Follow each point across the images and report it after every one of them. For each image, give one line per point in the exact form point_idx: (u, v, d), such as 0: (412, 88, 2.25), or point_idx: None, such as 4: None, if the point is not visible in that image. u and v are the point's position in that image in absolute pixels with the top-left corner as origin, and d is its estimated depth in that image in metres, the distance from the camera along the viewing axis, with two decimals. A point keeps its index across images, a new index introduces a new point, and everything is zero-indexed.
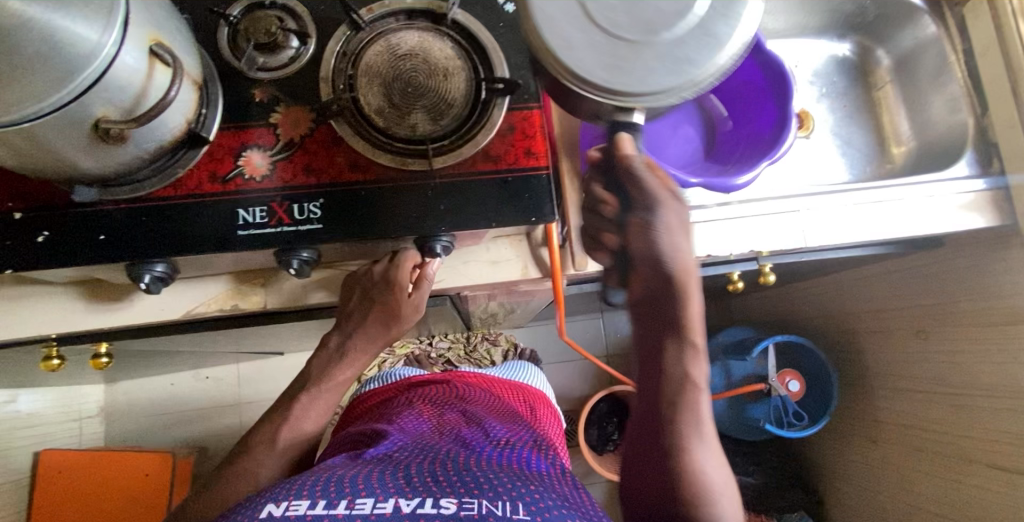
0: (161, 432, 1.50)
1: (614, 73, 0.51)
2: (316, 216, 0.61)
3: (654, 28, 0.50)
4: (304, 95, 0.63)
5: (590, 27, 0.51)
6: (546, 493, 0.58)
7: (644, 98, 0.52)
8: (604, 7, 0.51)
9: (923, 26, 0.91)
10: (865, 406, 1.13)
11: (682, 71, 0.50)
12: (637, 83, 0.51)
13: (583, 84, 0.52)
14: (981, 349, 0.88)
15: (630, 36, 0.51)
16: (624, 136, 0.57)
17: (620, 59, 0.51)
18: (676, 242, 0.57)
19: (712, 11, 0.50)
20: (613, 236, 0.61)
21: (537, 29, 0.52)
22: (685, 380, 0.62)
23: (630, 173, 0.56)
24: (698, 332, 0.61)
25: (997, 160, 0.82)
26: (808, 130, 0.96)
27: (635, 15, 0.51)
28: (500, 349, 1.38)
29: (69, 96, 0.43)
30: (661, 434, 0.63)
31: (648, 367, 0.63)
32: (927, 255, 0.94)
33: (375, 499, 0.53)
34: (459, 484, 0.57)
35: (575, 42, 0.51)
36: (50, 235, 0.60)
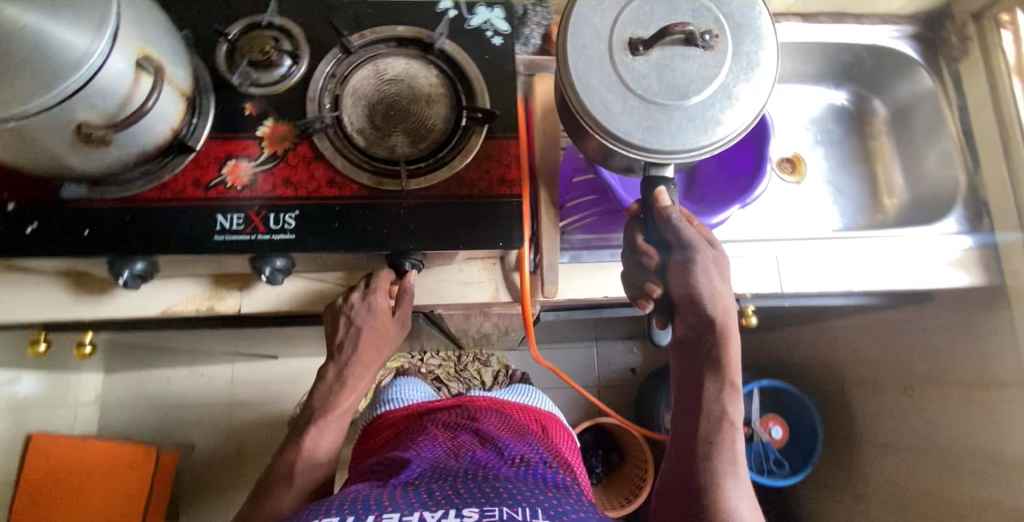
0: (144, 428, 1.46)
1: (649, 135, 0.53)
2: (291, 227, 0.63)
3: (683, 94, 0.54)
4: (291, 111, 0.66)
5: (625, 92, 0.54)
6: (562, 500, 0.63)
7: (679, 156, 0.55)
8: (638, 73, 0.54)
9: (919, 80, 0.93)
10: (848, 458, 1.11)
11: (710, 131, 0.53)
12: (671, 144, 0.53)
13: (620, 144, 0.54)
14: (971, 407, 0.86)
15: (660, 101, 0.54)
16: (662, 190, 0.59)
17: (653, 120, 0.54)
18: (713, 288, 0.61)
19: (734, 77, 0.54)
20: (659, 286, 0.62)
21: (576, 94, 0.54)
22: (721, 417, 0.62)
23: (668, 225, 0.60)
24: (735, 372, 0.63)
25: (987, 216, 0.84)
26: (800, 176, 0.97)
27: (665, 81, 0.54)
28: (492, 370, 1.36)
29: (54, 100, 0.46)
30: (696, 471, 0.61)
31: (686, 403, 0.64)
32: (920, 308, 0.93)
33: (400, 513, 0.57)
34: (483, 494, 0.61)
35: (613, 106, 0.54)
36: (38, 227, 0.61)
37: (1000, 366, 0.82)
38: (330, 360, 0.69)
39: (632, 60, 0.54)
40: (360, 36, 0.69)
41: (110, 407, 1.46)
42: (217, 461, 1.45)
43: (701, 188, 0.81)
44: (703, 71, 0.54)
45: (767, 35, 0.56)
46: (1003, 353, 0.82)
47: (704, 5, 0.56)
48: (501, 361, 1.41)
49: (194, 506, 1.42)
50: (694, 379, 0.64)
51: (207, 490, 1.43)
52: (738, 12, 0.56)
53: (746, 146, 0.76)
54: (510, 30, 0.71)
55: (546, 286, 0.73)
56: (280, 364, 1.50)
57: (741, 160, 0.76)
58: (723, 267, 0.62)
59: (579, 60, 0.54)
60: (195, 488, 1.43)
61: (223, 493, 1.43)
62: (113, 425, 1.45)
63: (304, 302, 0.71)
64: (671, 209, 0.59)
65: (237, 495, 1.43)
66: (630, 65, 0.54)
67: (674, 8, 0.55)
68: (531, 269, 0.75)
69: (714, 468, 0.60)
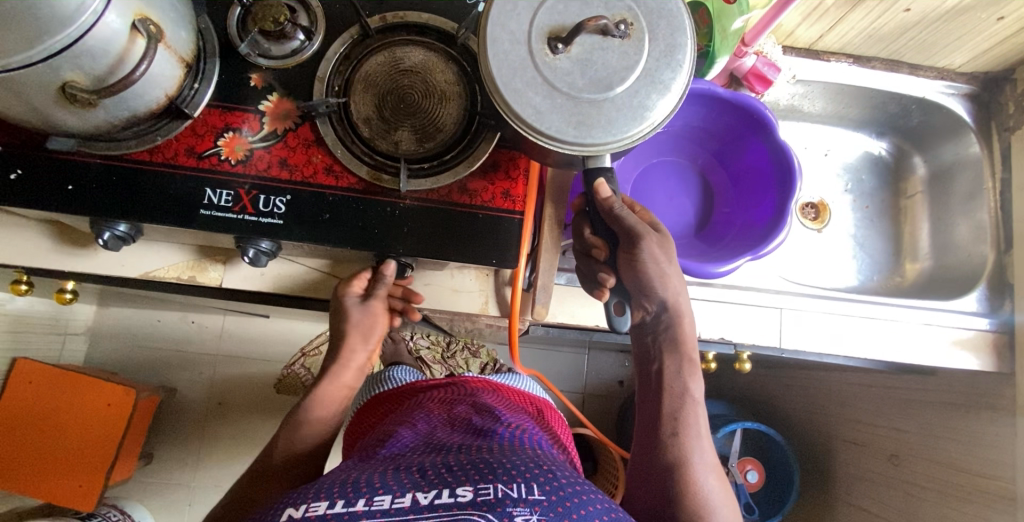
0: (129, 366, 1.46)
1: (584, 129, 0.49)
2: (280, 212, 0.61)
3: (608, 85, 0.49)
4: (298, 90, 0.63)
5: (551, 92, 0.49)
6: (560, 473, 0.55)
7: (614, 148, 0.50)
8: (562, 71, 0.49)
9: (966, 144, 0.88)
10: (820, 514, 1.09)
11: (641, 117, 0.49)
12: (606, 137, 0.49)
13: (556, 145, 0.50)
14: (955, 492, 0.83)
15: (587, 96, 0.49)
16: (602, 181, 0.56)
17: (585, 116, 0.49)
18: (663, 272, 0.60)
19: (657, 60, 0.50)
20: (611, 275, 0.60)
21: (504, 101, 0.49)
22: (682, 393, 0.63)
23: (612, 215, 0.57)
24: (693, 347, 0.64)
25: (1009, 300, 0.80)
26: (822, 223, 0.93)
27: (589, 75, 0.49)
28: (480, 361, 1.32)
29: (38, 57, 0.44)
30: (665, 448, 0.62)
31: (647, 385, 0.65)
32: (925, 381, 0.90)
33: (392, 495, 0.48)
34: (477, 468, 0.53)
35: (542, 108, 0.49)
36: (22, 175, 0.59)
37: (990, 458, 0.79)
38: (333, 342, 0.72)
39: (553, 58, 0.49)
40: (381, 18, 0.65)
41: (98, 339, 1.46)
42: (196, 410, 1.46)
43: (715, 228, 0.78)
44: (624, 60, 0.49)
45: (684, 12, 0.51)
46: (997, 446, 0.79)
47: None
48: (490, 354, 1.39)
49: (168, 450, 1.44)
50: (653, 362, 0.64)
51: (183, 436, 1.44)
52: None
53: (769, 193, 0.72)
54: None
55: (536, 307, 0.70)
56: (270, 323, 1.49)
57: (761, 205, 0.72)
58: (668, 250, 0.60)
59: (500, 66, 0.49)
60: (171, 432, 1.44)
61: (199, 441, 1.45)
62: (99, 358, 1.45)
63: (291, 286, 0.70)
64: (613, 199, 0.57)
65: (211, 445, 1.45)
66: (552, 64, 0.49)
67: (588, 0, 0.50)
68: (525, 286, 0.72)
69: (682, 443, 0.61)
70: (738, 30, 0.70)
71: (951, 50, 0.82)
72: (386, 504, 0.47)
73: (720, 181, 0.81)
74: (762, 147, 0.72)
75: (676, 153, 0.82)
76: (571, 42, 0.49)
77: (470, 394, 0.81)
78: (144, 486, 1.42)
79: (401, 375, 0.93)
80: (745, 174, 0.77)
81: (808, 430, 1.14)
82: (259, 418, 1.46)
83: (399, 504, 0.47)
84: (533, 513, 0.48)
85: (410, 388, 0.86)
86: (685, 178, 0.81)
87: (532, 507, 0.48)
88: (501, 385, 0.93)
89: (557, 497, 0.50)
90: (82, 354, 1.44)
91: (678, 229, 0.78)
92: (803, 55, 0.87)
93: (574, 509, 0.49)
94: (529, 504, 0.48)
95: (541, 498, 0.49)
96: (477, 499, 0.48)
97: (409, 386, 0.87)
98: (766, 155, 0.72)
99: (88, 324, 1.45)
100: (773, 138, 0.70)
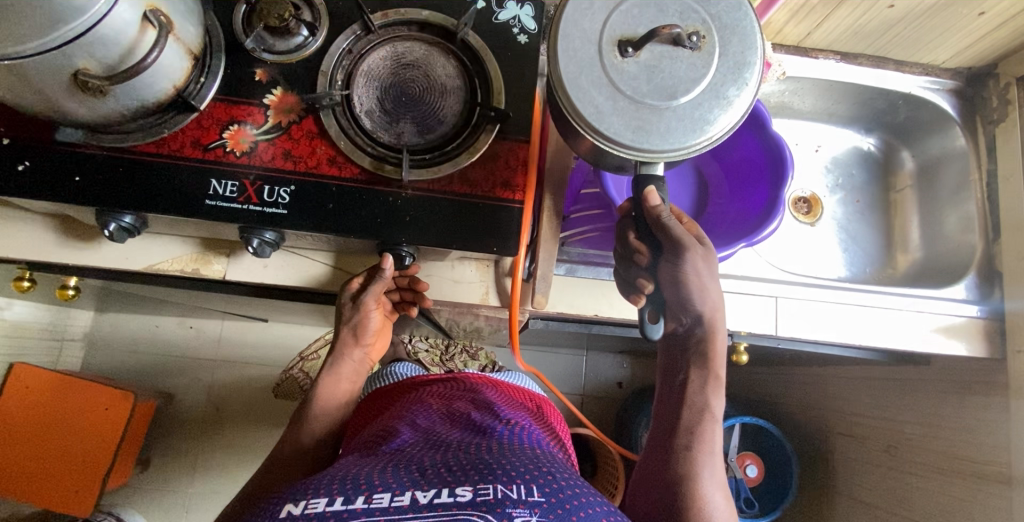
0: (126, 372, 1.45)
1: (640, 133, 0.51)
2: (284, 202, 0.62)
3: (672, 94, 0.51)
4: (301, 83, 0.65)
5: (614, 94, 0.51)
6: (560, 475, 0.55)
7: (670, 156, 0.52)
8: (627, 75, 0.51)
9: (952, 137, 0.91)
10: (820, 506, 1.10)
11: (701, 130, 0.51)
12: (663, 144, 0.51)
13: (611, 146, 0.52)
14: (951, 480, 0.84)
15: (649, 101, 0.51)
16: (652, 190, 0.54)
17: (644, 121, 0.51)
18: (704, 284, 0.60)
19: (724, 76, 0.51)
20: (651, 281, 0.59)
21: (568, 97, 0.51)
22: (700, 410, 0.64)
23: (659, 225, 0.57)
24: (721, 364, 0.64)
25: (998, 287, 0.82)
26: (814, 217, 0.95)
27: (654, 82, 0.51)
28: (479, 363, 1.35)
29: (52, 44, 0.45)
30: (677, 459, 0.62)
31: (671, 394, 0.66)
32: (920, 371, 0.91)
33: (391, 494, 0.49)
34: (477, 468, 0.53)
35: (604, 108, 0.51)
36: (30, 166, 0.60)
37: (986, 444, 0.81)
38: (341, 324, 0.77)
39: (621, 61, 0.52)
40: (383, 15, 0.67)
41: (95, 346, 1.46)
42: (195, 416, 1.45)
43: (710, 218, 0.79)
44: (692, 71, 0.51)
45: (758, 33, 0.53)
46: (991, 431, 0.80)
47: (691, 4, 0.52)
48: (489, 356, 1.40)
49: (166, 457, 1.43)
50: (679, 373, 0.66)
51: (181, 443, 1.43)
52: (726, 12, 0.53)
53: (762, 183, 0.73)
54: (538, 30, 0.68)
55: (536, 296, 0.72)
56: (269, 328, 1.50)
57: (755, 194, 0.73)
58: (712, 264, 0.60)
59: (568, 62, 0.52)
60: (168, 439, 1.43)
61: (197, 448, 1.44)
62: (97, 365, 1.45)
63: (293, 278, 0.71)
64: (662, 208, 0.56)
65: (209, 452, 1.44)
66: (619, 66, 0.51)
67: (662, 9, 0.52)
68: (525, 277, 0.74)
69: (695, 457, 0.62)
70: None
71: (936, 45, 0.85)
72: (385, 502, 0.47)
73: (715, 174, 0.82)
74: (754, 137, 0.74)
75: None
76: (641, 47, 0.51)
77: (469, 390, 0.82)
78: (140, 494, 1.40)
79: (405, 371, 0.94)
80: (738, 165, 0.78)
81: (806, 425, 1.15)
82: (258, 423, 1.46)
83: (399, 502, 0.47)
84: (533, 514, 0.48)
85: (414, 383, 0.87)
86: (681, 170, 0.83)
87: (532, 508, 0.48)
88: (502, 381, 0.94)
89: (557, 498, 0.50)
90: (79, 362, 1.43)
91: None
92: (792, 53, 0.89)
93: (574, 510, 0.50)
94: (528, 506, 0.48)
95: (540, 501, 0.49)
96: (477, 499, 0.48)
97: (410, 381, 0.89)
98: (758, 145, 0.74)
99: (85, 330, 1.44)
100: (765, 129, 0.71)
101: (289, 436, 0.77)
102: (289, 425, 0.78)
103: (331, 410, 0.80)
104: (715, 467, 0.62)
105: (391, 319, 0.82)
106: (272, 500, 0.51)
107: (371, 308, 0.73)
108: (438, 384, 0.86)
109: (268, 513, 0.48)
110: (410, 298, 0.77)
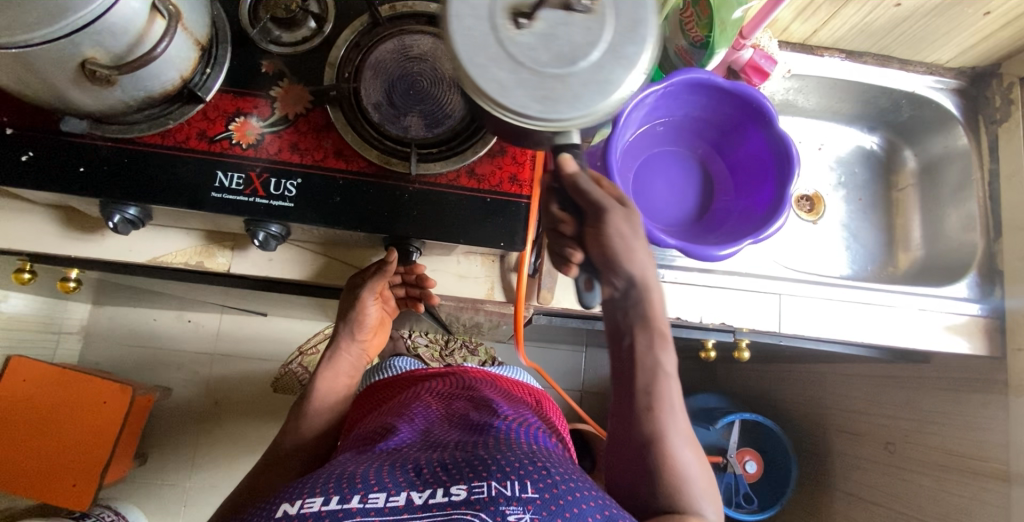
0: (123, 365, 1.45)
1: (550, 104, 0.45)
2: (290, 195, 0.61)
3: (572, 59, 0.46)
4: (307, 76, 0.64)
5: (515, 67, 0.45)
6: (555, 470, 0.54)
7: (583, 123, 0.47)
8: (525, 46, 0.45)
9: (955, 137, 0.91)
10: (818, 502, 1.11)
11: (608, 92, 0.46)
12: (572, 112, 0.46)
13: (521, 122, 0.46)
14: (949, 477, 0.86)
15: (552, 71, 0.45)
16: (567, 156, 0.50)
17: (552, 92, 0.45)
18: (630, 246, 0.55)
19: (623, 35, 0.46)
20: (578, 250, 0.56)
21: (466, 76, 0.45)
22: (652, 367, 0.59)
23: (577, 192, 0.53)
24: (662, 321, 0.59)
25: (999, 286, 0.83)
26: (817, 215, 0.95)
27: (553, 50, 0.46)
28: (478, 359, 1.36)
29: (61, 32, 0.44)
30: (640, 422, 0.58)
31: (620, 360, 0.60)
32: (920, 369, 0.92)
33: (387, 493, 0.49)
34: (471, 464, 0.53)
35: (507, 83, 0.45)
36: (34, 156, 0.59)
37: (984, 441, 0.82)
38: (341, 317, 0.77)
39: (515, 33, 0.45)
40: (390, 7, 0.66)
41: (92, 339, 1.45)
42: (192, 410, 1.45)
43: (715, 216, 0.78)
44: (589, 35, 0.46)
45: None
46: (990, 428, 0.81)
47: None
48: (489, 352, 1.40)
49: (163, 450, 1.42)
50: (623, 338, 0.60)
51: (178, 437, 1.43)
52: None
53: (767, 182, 0.73)
54: None
55: (541, 291, 0.73)
56: (269, 322, 1.49)
57: (760, 193, 0.73)
58: (636, 223, 0.55)
59: (461, 40, 0.45)
60: (167, 432, 1.43)
61: (195, 442, 1.43)
62: (93, 358, 1.44)
63: (297, 273, 0.70)
64: (578, 174, 0.52)
65: (208, 445, 1.43)
66: (514, 39, 0.45)
67: None
68: (530, 272, 0.74)
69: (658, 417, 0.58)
70: (738, 19, 0.73)
71: (940, 45, 0.86)
72: (381, 502, 0.48)
73: (720, 172, 0.81)
74: (761, 136, 0.73)
75: (677, 143, 0.81)
76: (534, 15, 0.45)
77: (467, 386, 0.82)
78: (138, 487, 1.40)
79: (404, 365, 0.93)
80: (744, 164, 0.78)
81: (806, 422, 1.16)
82: (257, 418, 1.45)
83: (394, 502, 0.48)
84: (527, 511, 0.47)
85: (411, 378, 0.87)
86: (686, 167, 0.81)
87: (525, 505, 0.48)
88: (503, 375, 0.94)
89: (551, 495, 0.50)
90: (76, 354, 1.42)
91: (678, 220, 0.78)
92: (798, 50, 0.90)
93: (568, 506, 0.49)
94: (522, 502, 0.48)
95: (535, 497, 0.49)
96: (471, 498, 0.49)
97: (410, 373, 0.89)
98: (765, 144, 0.73)
99: (82, 323, 1.43)
100: (772, 127, 0.71)
101: (289, 429, 0.76)
102: (289, 420, 0.78)
103: (330, 404, 0.80)
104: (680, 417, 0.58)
105: (391, 316, 0.83)
106: (270, 499, 0.51)
107: (369, 302, 0.73)
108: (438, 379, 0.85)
109: (265, 513, 0.48)
110: (416, 294, 0.77)
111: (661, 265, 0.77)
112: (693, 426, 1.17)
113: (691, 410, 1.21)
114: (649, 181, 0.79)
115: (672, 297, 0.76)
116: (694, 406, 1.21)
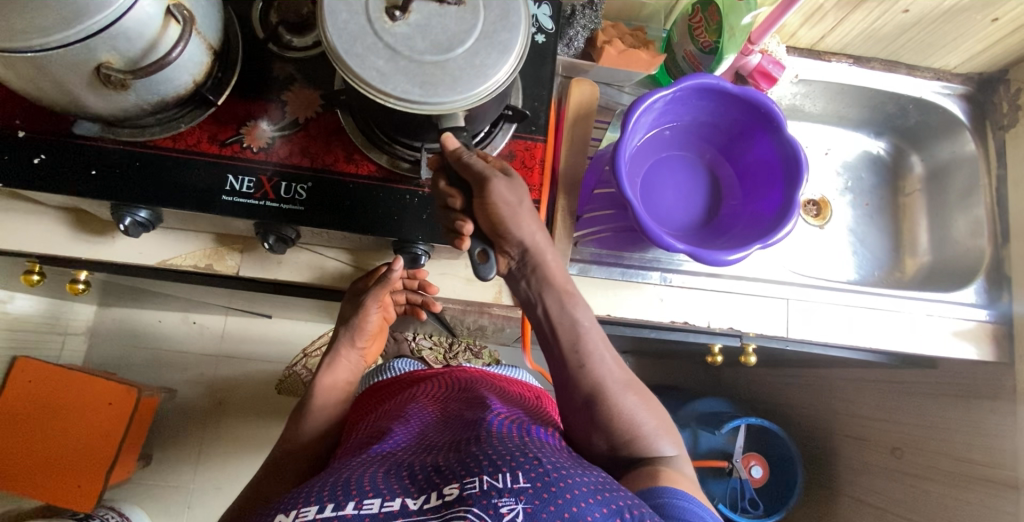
0: (128, 367, 1.45)
1: (424, 87, 0.49)
2: (301, 199, 0.62)
3: (448, 47, 0.50)
4: (318, 80, 0.65)
5: (393, 56, 0.49)
6: (546, 459, 0.54)
7: (465, 105, 0.51)
8: (400, 37, 0.50)
9: (962, 143, 0.91)
10: (823, 508, 1.10)
11: (484, 75, 0.50)
12: (452, 94, 0.50)
13: (404, 106, 0.50)
14: (957, 483, 0.85)
15: (429, 58, 0.50)
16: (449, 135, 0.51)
17: (429, 76, 0.50)
18: (515, 209, 0.51)
19: (493, 24, 0.52)
20: (468, 222, 0.53)
21: (346, 67, 0.49)
22: (570, 328, 0.55)
23: (459, 166, 0.51)
24: (565, 277, 0.55)
25: (1007, 291, 0.83)
26: (824, 220, 0.95)
27: (429, 39, 0.50)
28: (482, 361, 1.36)
29: (77, 36, 0.44)
30: (578, 384, 0.57)
31: (540, 326, 0.57)
32: (927, 375, 0.92)
33: (382, 499, 0.49)
34: (462, 463, 0.53)
35: (386, 70, 0.49)
36: (46, 159, 0.59)
37: (993, 447, 0.81)
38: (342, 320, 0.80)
39: (392, 26, 0.50)
40: None
41: (97, 340, 1.45)
42: (196, 411, 1.45)
43: (723, 220, 0.78)
44: (461, 25, 0.51)
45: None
46: (998, 435, 0.81)
47: None
48: (493, 355, 1.40)
49: (168, 451, 1.42)
50: (535, 306, 0.56)
51: (183, 438, 1.43)
52: None
53: (776, 187, 0.73)
54: (555, 29, 0.69)
55: None
56: (274, 324, 1.49)
57: (769, 198, 0.74)
58: (520, 187, 0.51)
59: (341, 34, 0.49)
60: (171, 433, 1.43)
61: (199, 443, 1.43)
62: (98, 359, 1.44)
63: (306, 275, 0.71)
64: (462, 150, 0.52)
65: (212, 447, 1.43)
66: (391, 31, 0.50)
67: None
68: None
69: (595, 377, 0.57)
70: (747, 25, 0.72)
71: (948, 51, 0.86)
72: (376, 508, 0.47)
73: (728, 177, 0.81)
74: (769, 141, 0.73)
75: (685, 148, 0.81)
76: (407, 9, 0.50)
77: (464, 386, 0.81)
78: (142, 488, 1.40)
79: (404, 366, 0.94)
80: (752, 168, 0.78)
81: (812, 427, 1.16)
82: (261, 420, 1.45)
83: (389, 506, 0.48)
84: (519, 502, 0.47)
85: (412, 380, 0.86)
86: (693, 171, 0.81)
87: (517, 496, 0.47)
88: (509, 376, 0.94)
89: (542, 483, 0.49)
90: (81, 355, 1.43)
91: (686, 225, 0.78)
92: (805, 56, 0.90)
93: (561, 494, 0.48)
94: (514, 493, 0.48)
95: (527, 487, 0.48)
96: (463, 494, 0.48)
97: (409, 375, 0.89)
98: (773, 149, 0.73)
99: (87, 324, 1.43)
100: (781, 133, 0.71)
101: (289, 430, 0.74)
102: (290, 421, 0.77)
103: (335, 406, 0.80)
104: (613, 365, 0.57)
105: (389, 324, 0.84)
106: (269, 508, 0.51)
107: (373, 309, 0.73)
108: (440, 379, 0.85)
109: None
110: (419, 301, 0.79)
111: (669, 270, 0.77)
112: (699, 430, 1.17)
113: (697, 414, 1.20)
114: (656, 185, 0.79)
115: (681, 301, 0.76)
116: (699, 410, 1.21)
